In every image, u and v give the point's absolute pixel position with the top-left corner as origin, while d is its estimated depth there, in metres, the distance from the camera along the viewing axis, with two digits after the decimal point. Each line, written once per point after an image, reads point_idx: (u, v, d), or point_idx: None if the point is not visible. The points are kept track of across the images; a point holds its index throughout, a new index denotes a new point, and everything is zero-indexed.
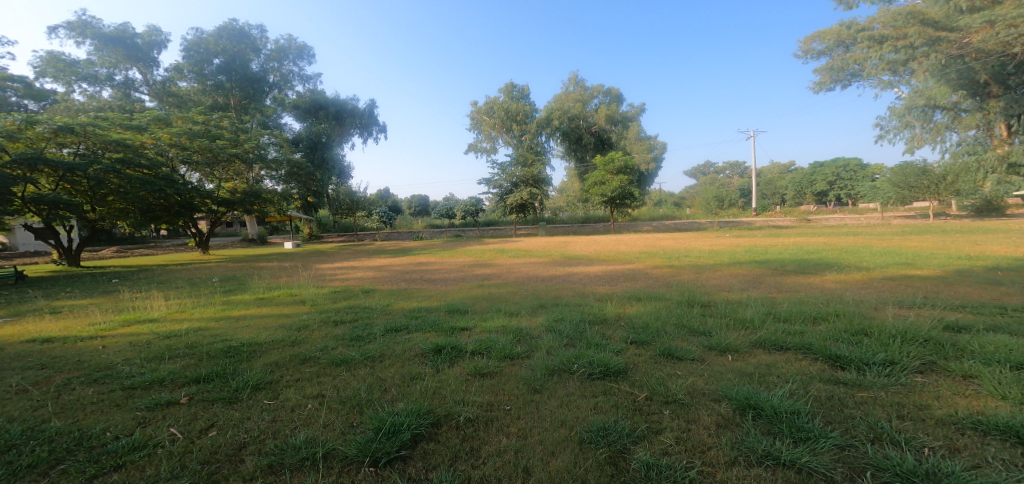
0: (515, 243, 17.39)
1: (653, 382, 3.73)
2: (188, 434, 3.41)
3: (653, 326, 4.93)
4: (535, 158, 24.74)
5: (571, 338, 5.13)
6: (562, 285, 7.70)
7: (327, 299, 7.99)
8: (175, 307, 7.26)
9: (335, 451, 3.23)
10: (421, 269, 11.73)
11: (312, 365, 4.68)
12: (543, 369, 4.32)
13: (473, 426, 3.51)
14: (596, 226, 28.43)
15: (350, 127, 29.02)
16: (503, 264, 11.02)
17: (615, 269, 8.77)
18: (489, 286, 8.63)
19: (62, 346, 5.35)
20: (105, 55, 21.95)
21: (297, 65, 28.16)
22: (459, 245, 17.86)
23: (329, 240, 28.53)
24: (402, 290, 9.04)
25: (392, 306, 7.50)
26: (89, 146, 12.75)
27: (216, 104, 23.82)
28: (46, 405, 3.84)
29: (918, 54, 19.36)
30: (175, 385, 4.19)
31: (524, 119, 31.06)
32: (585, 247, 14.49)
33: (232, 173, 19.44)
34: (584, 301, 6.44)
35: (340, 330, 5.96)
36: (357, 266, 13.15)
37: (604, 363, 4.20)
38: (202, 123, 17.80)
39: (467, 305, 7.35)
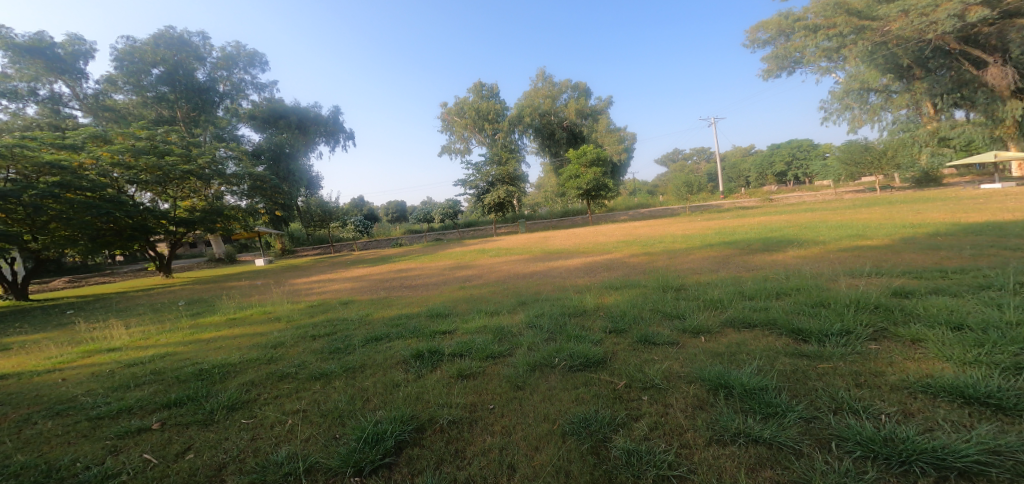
0: (493, 243, 17.33)
1: (631, 369, 3.80)
2: (163, 459, 3.29)
3: (630, 313, 5.04)
4: (510, 155, 24.61)
5: (552, 332, 5.17)
6: (541, 281, 7.76)
7: (303, 314, 7.79)
8: (140, 335, 6.92)
9: (317, 464, 3.17)
10: (400, 276, 11.58)
11: (290, 381, 4.56)
12: (524, 365, 4.35)
13: (456, 428, 3.50)
14: (576, 220, 28.50)
15: (314, 136, 28.31)
16: (483, 264, 11.00)
17: (593, 260, 8.88)
18: (470, 287, 8.60)
19: (17, 382, 5.05)
20: (23, 68, 20.59)
21: (249, 73, 27.18)
22: (440, 249, 17.68)
23: (304, 253, 27.85)
24: (381, 298, 8.91)
25: (371, 315, 7.40)
26: (20, 170, 11.84)
27: (161, 118, 22.77)
28: (7, 441, 3.63)
29: (848, 42, 20.54)
30: (145, 412, 4.01)
31: (496, 119, 30.95)
32: (563, 241, 14.61)
33: (187, 191, 18.73)
34: (563, 294, 6.52)
35: (318, 344, 5.82)
36: (334, 278, 12.88)
37: (584, 354, 4.26)
38: (151, 138, 16.91)
39: (448, 308, 7.31)
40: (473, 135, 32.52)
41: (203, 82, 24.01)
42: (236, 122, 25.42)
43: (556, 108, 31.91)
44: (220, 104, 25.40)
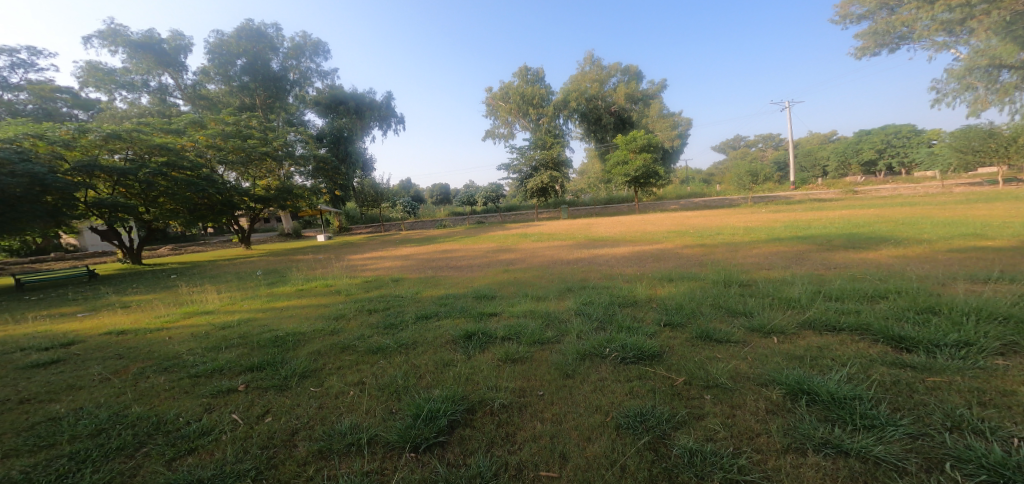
0: (538, 228, 17.24)
1: (692, 366, 3.65)
2: (247, 420, 3.55)
3: (688, 307, 4.84)
4: (554, 140, 24.18)
5: (601, 321, 5.07)
6: (588, 267, 7.62)
7: (360, 289, 8.14)
8: (227, 300, 7.54)
9: (377, 436, 3.29)
10: (445, 257, 11.78)
11: (351, 354, 4.78)
12: (574, 353, 4.31)
13: (507, 411, 3.52)
14: (621, 207, 27.86)
15: (369, 121, 29.16)
16: (526, 248, 10.96)
17: (643, 249, 8.62)
18: (515, 270, 8.62)
19: (135, 337, 5.66)
20: (138, 62, 22.74)
21: (314, 62, 28.17)
22: (482, 232, 17.83)
23: (358, 231, 29.07)
24: (429, 278, 9.12)
25: (422, 293, 7.59)
26: (137, 151, 13.37)
27: (244, 105, 24.57)
28: (125, 392, 4.06)
29: (976, 11, 17.32)
30: (232, 374, 4.34)
31: (540, 103, 30.45)
32: (610, 228, 14.28)
33: (264, 171, 20.13)
34: (612, 282, 6.38)
35: (374, 318, 6.07)
36: (386, 256, 13.36)
37: (638, 346, 4.14)
38: (235, 123, 18.37)
39: (494, 290, 7.37)
40: (518, 120, 32.26)
41: (278, 71, 25.10)
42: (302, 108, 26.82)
43: (603, 93, 30.83)
44: (290, 91, 26.72)
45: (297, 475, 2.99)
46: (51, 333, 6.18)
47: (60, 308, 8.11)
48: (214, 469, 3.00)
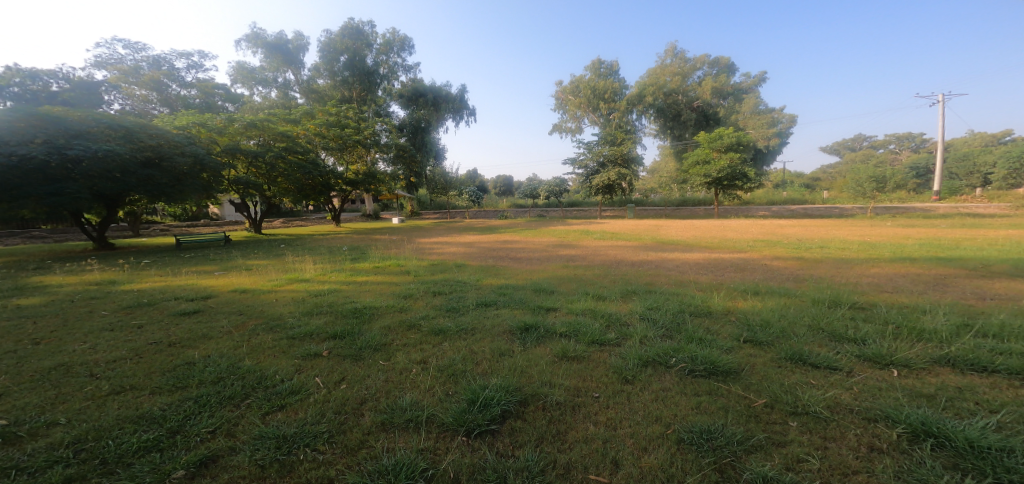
0: (600, 225, 16.74)
1: (776, 389, 3.36)
2: (327, 385, 3.73)
3: (774, 325, 4.42)
4: (625, 136, 23.47)
5: (668, 329, 4.80)
6: (654, 271, 7.22)
7: (427, 271, 8.37)
8: (321, 270, 8.17)
9: (434, 416, 3.32)
10: (506, 247, 11.82)
11: (415, 332, 4.90)
12: (635, 359, 4.10)
13: (561, 409, 3.41)
14: (695, 211, 26.34)
15: (445, 114, 29.68)
16: (588, 246, 10.65)
17: (721, 257, 8.06)
18: (576, 267, 8.42)
19: (251, 297, 6.30)
20: (270, 60, 25.29)
21: (400, 57, 28.98)
22: (543, 225, 17.48)
23: (426, 217, 30.06)
24: (490, 266, 9.18)
25: (483, 281, 7.66)
26: (266, 138, 15.31)
27: (344, 98, 26.39)
28: (241, 346, 4.47)
29: None
30: (319, 339, 4.64)
31: (613, 97, 29.60)
32: (682, 232, 13.52)
33: (354, 156, 21.33)
34: (683, 289, 6.01)
35: (438, 300, 6.21)
36: (451, 242, 13.66)
37: (710, 360, 3.86)
38: (336, 114, 20.11)
39: (552, 285, 7.25)
40: (588, 114, 31.59)
41: (371, 66, 26.44)
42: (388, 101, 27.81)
43: (685, 87, 29.41)
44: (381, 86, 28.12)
45: (362, 443, 3.08)
46: (192, 286, 7.14)
47: (203, 266, 9.47)
48: (297, 427, 3.17)
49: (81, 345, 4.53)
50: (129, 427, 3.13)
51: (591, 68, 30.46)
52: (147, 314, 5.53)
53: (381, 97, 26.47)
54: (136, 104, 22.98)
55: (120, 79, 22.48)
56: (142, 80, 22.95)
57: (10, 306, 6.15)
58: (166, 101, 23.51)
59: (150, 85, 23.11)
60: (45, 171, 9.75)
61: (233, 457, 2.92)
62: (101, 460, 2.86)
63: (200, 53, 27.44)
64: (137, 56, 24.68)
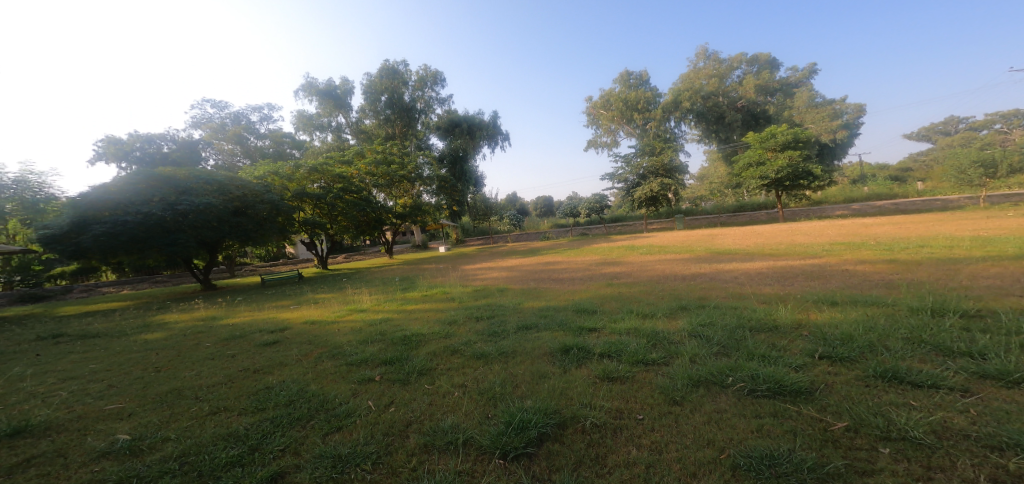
0: (648, 239, 16.04)
1: (861, 411, 3.07)
2: (377, 407, 4.15)
3: (860, 338, 3.96)
4: (664, 144, 22.83)
5: (724, 346, 4.41)
6: (708, 285, 6.77)
7: (471, 297, 9.14)
8: (375, 302, 9.21)
9: (472, 439, 3.52)
10: (548, 269, 11.71)
11: (458, 357, 5.27)
12: (685, 379, 3.92)
13: (600, 431, 3.45)
14: (755, 216, 24.82)
15: (481, 141, 29.10)
16: (634, 260, 10.02)
17: (789, 265, 7.51)
18: (619, 284, 8.12)
19: (315, 328, 7.17)
20: (323, 107, 26.67)
21: (433, 91, 29.01)
22: (587, 243, 16.88)
23: (471, 242, 30.22)
24: (531, 289, 9.40)
25: (523, 305, 7.85)
26: (326, 181, 17.54)
27: (389, 135, 27.21)
28: (309, 371, 5.15)
29: None
30: (371, 365, 5.24)
31: (647, 106, 29.08)
32: (741, 240, 12.78)
33: (402, 191, 22.11)
34: (742, 302, 5.58)
35: (481, 326, 6.58)
36: (494, 267, 13.74)
37: (775, 378, 3.58)
38: (383, 152, 21.13)
39: (594, 304, 7.04)
40: (622, 125, 31.18)
41: (411, 102, 27.31)
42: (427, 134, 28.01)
43: (725, 88, 28.81)
44: (419, 121, 28.35)
45: (414, 463, 3.34)
46: (270, 319, 8.08)
47: (279, 301, 10.29)
48: (350, 448, 3.52)
49: (191, 371, 5.40)
50: (216, 445, 3.66)
51: (620, 80, 30.20)
52: (239, 344, 6.43)
53: (422, 131, 27.41)
54: (225, 158, 25.05)
55: (210, 137, 24.85)
56: (227, 135, 24.93)
57: (138, 339, 7.21)
58: (249, 152, 25.51)
59: (234, 139, 25.10)
60: (163, 225, 11.03)
61: (296, 474, 3.31)
62: (199, 473, 3.37)
63: (268, 106, 29.26)
64: (222, 113, 26.63)
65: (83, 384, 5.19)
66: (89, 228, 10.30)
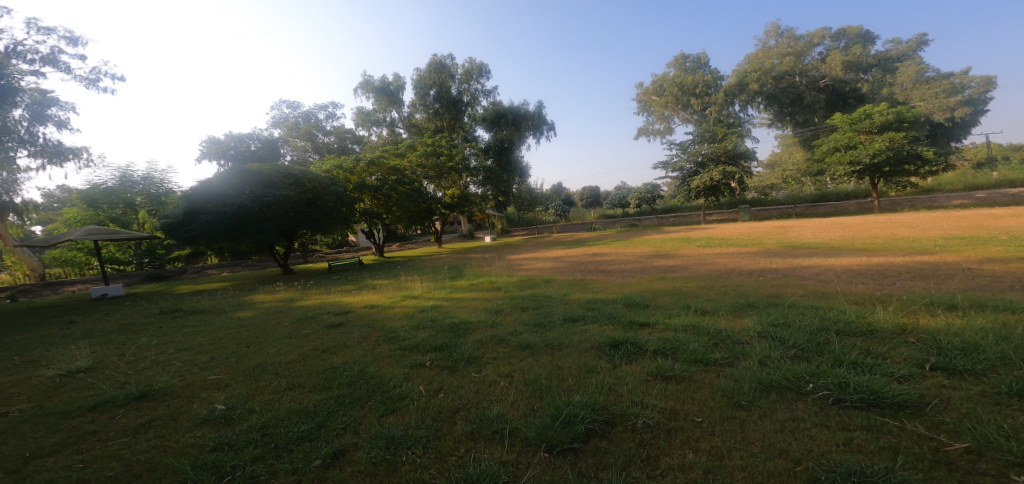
0: (707, 232, 15.20)
1: (992, 432, 2.65)
2: (428, 392, 4.08)
3: (988, 349, 3.44)
4: (727, 129, 21.40)
5: (802, 350, 4.00)
6: (781, 281, 6.22)
7: (517, 287, 8.99)
8: (425, 290, 9.22)
9: (518, 430, 3.33)
10: (596, 260, 11.36)
11: (505, 346, 5.10)
12: (755, 383, 3.53)
13: (652, 432, 3.17)
14: (843, 206, 22.12)
15: (526, 131, 28.44)
16: (690, 253, 9.43)
17: (880, 263, 6.73)
18: (673, 278, 7.71)
19: (370, 313, 7.26)
20: (377, 102, 27.17)
21: (479, 84, 28.67)
22: (635, 235, 16.27)
23: (517, 233, 30.03)
24: (578, 281, 9.12)
25: (570, 296, 7.61)
26: (382, 173, 17.77)
27: (439, 128, 27.49)
28: (367, 354, 5.20)
29: None
30: (422, 351, 5.20)
31: (707, 90, 27.41)
32: (819, 234, 11.72)
33: (450, 182, 22.23)
34: (826, 302, 5.05)
35: (527, 316, 6.38)
36: (539, 258, 13.49)
37: (872, 389, 3.16)
38: (433, 144, 21.29)
39: (646, 299, 6.65)
40: (678, 111, 29.75)
41: (457, 96, 27.31)
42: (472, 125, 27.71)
43: (802, 67, 26.50)
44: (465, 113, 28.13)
45: (461, 450, 3.21)
46: (335, 302, 8.28)
47: (341, 285, 10.62)
48: (402, 430, 3.45)
49: (272, 348, 5.59)
50: (288, 419, 3.73)
51: (676, 65, 28.70)
52: (309, 325, 6.61)
53: (468, 123, 27.45)
54: (298, 154, 26.43)
55: (285, 135, 26.12)
56: (299, 132, 26.15)
57: (234, 316, 7.59)
58: (318, 148, 26.81)
59: (305, 136, 26.35)
60: (252, 215, 11.70)
61: (355, 452, 3.28)
62: (275, 444, 3.41)
63: (333, 105, 30.46)
64: (294, 113, 27.81)
65: (191, 355, 5.50)
66: (197, 217, 11.62)
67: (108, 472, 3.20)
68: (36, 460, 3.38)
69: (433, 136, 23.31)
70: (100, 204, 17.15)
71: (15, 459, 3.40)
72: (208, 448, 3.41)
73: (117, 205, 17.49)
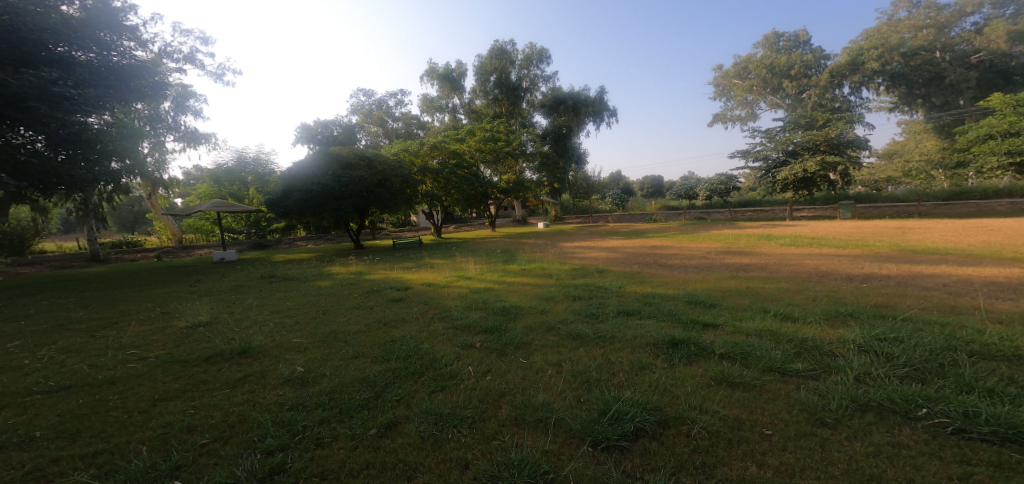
0: (794, 229, 13.97)
1: None
2: (475, 374, 3.85)
3: None
4: (829, 116, 18.52)
5: (915, 370, 3.47)
6: (886, 290, 5.53)
7: (568, 275, 8.64)
8: (478, 271, 9.10)
9: (562, 421, 3.11)
10: (656, 252, 10.82)
11: (553, 335, 4.77)
12: (846, 400, 3.11)
13: (711, 440, 2.85)
14: (989, 206, 18.46)
15: (586, 117, 27.52)
16: (768, 252, 8.68)
17: (1015, 277, 5.76)
18: (746, 278, 7.12)
19: (428, 290, 7.18)
20: (441, 89, 27.38)
21: (539, 69, 28.07)
22: (702, 228, 15.36)
23: (570, 220, 29.47)
24: (635, 273, 8.59)
25: (626, 288, 7.17)
26: (443, 157, 17.80)
27: (498, 114, 27.29)
28: (423, 330, 5.05)
29: None
30: (472, 332, 4.96)
31: (806, 71, 24.69)
32: (930, 239, 10.36)
33: (507, 167, 22.09)
34: (954, 319, 4.36)
35: (578, 305, 6.02)
36: (593, 247, 13.06)
37: (1014, 423, 2.69)
38: (491, 130, 21.22)
39: (713, 298, 6.07)
40: (766, 94, 27.54)
41: (516, 81, 26.79)
42: (532, 112, 27.44)
43: (948, 41, 22.01)
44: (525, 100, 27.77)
45: (502, 434, 3.01)
46: (396, 277, 8.34)
47: (403, 262, 10.78)
48: (451, 408, 3.28)
49: (343, 317, 5.59)
50: (351, 387, 3.64)
51: (767, 46, 26.72)
52: (372, 298, 6.60)
53: (527, 109, 26.96)
54: (371, 138, 27.50)
55: (360, 121, 27.02)
56: (372, 118, 26.99)
57: (315, 284, 7.81)
58: (389, 134, 27.65)
59: (378, 122, 27.04)
60: (333, 193, 12.27)
61: (406, 425, 3.13)
62: (339, 409, 3.32)
63: (401, 92, 31.12)
64: (369, 100, 28.49)
65: (282, 317, 5.62)
66: (292, 195, 12.33)
67: (210, 420, 3.23)
68: (162, 403, 3.49)
69: (493, 121, 23.21)
70: (223, 181, 19.84)
71: (144, 400, 3.54)
72: (286, 406, 3.38)
73: (234, 182, 20.04)
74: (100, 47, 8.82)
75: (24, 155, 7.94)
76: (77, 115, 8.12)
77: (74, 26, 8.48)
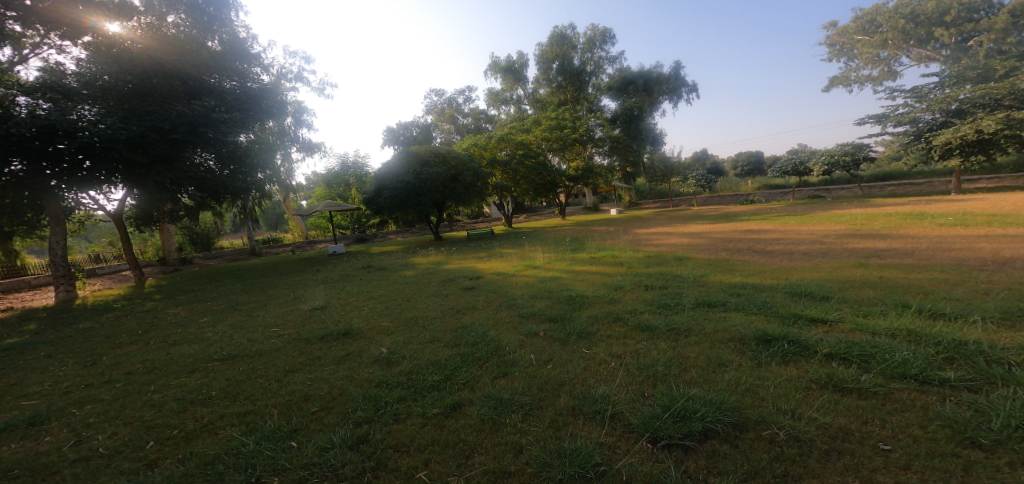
0: (949, 206, 11.59)
1: None
2: (538, 362, 3.37)
3: None
4: (1014, 62, 14.64)
5: None
6: None
7: (642, 263, 7.84)
8: (546, 260, 8.60)
9: (621, 414, 2.62)
10: (748, 238, 9.60)
11: (620, 326, 4.08)
12: (1017, 419, 2.30)
13: (802, 448, 2.28)
14: None
15: (659, 96, 25.78)
16: (907, 237, 7.27)
17: None
18: (873, 267, 5.96)
19: (497, 279, 6.79)
20: (504, 81, 26.81)
21: (604, 50, 26.66)
22: (807, 209, 13.50)
23: (648, 206, 27.79)
24: (722, 261, 7.60)
25: (708, 277, 6.25)
26: (511, 149, 17.36)
27: (565, 101, 26.28)
28: (492, 317, 4.61)
29: None
30: (537, 321, 4.44)
31: (970, 15, 17.04)
32: None
33: (575, 153, 21.07)
34: None
35: (650, 295, 5.27)
36: (674, 233, 12.04)
37: None
38: (557, 118, 20.39)
39: (826, 290, 5.03)
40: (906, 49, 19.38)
41: (580, 66, 25.57)
42: (599, 96, 26.16)
43: None
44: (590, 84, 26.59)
45: (555, 424, 2.59)
46: (469, 267, 8.03)
47: (477, 252, 10.50)
48: (510, 394, 2.88)
49: (425, 303, 5.28)
50: (425, 368, 3.32)
51: None
52: (447, 286, 6.28)
53: (594, 93, 25.74)
54: (445, 136, 27.78)
55: (434, 119, 27.34)
56: (444, 116, 27.15)
57: (402, 274, 7.66)
58: (460, 130, 27.69)
59: (450, 119, 27.28)
60: (413, 189, 12.29)
61: (468, 408, 2.78)
62: (415, 389, 3.04)
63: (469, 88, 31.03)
64: (440, 99, 28.58)
65: (373, 304, 5.45)
66: (382, 193, 12.52)
67: (320, 391, 3.12)
68: (293, 374, 3.44)
69: (558, 110, 22.28)
70: (333, 184, 21.14)
71: (279, 370, 3.52)
72: (375, 383, 3.16)
73: (340, 184, 21.14)
74: (239, 76, 9.29)
75: (201, 172, 8.59)
76: (232, 135, 8.69)
77: (218, 59, 8.95)
